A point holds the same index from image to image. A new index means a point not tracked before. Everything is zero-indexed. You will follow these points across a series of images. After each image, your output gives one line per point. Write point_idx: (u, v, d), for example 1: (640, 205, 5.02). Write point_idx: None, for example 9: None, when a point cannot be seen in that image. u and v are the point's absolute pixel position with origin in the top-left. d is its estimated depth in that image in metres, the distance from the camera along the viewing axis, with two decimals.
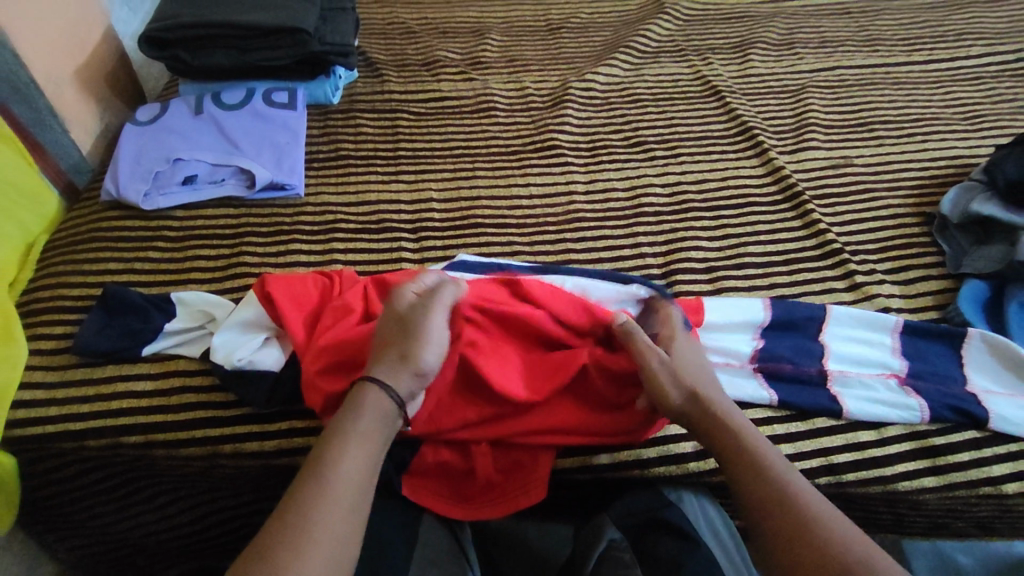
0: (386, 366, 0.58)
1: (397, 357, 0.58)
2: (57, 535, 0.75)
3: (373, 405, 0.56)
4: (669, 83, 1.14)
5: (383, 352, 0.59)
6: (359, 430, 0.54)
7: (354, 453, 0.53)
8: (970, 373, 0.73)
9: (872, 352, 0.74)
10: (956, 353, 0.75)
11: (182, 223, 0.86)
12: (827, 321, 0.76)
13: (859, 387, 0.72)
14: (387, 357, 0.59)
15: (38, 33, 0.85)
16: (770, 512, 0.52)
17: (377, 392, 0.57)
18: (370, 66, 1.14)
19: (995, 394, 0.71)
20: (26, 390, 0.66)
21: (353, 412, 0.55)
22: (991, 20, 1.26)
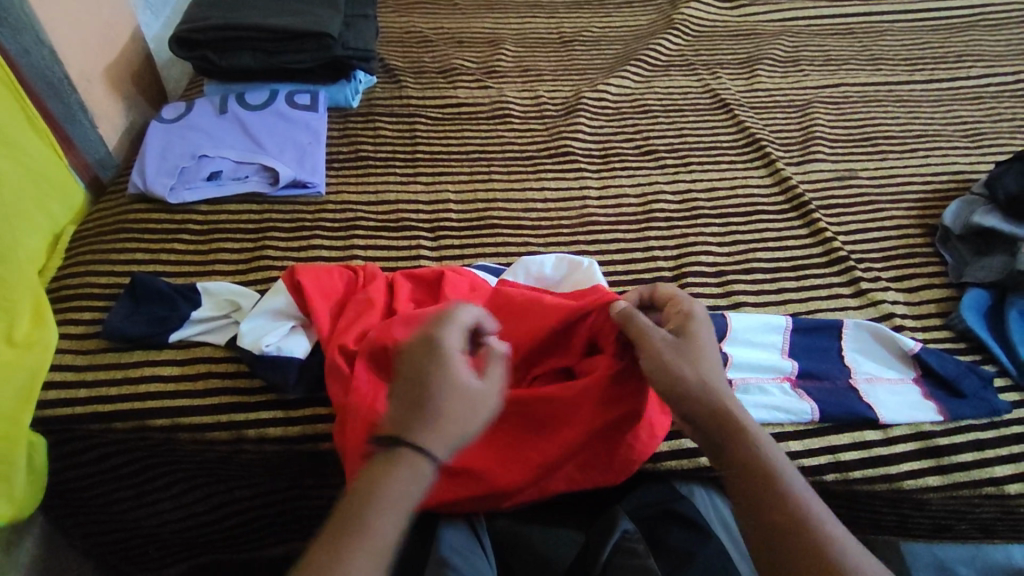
0: (433, 437, 0.48)
1: (450, 430, 0.49)
2: (75, 521, 0.76)
3: (420, 481, 0.48)
4: (679, 95, 1.17)
5: (423, 414, 0.49)
6: (400, 495, 0.47)
7: (393, 519, 0.47)
8: (853, 364, 0.76)
9: (887, 363, 0.77)
10: (838, 347, 0.78)
11: (206, 217, 0.88)
12: (844, 332, 0.79)
13: (886, 394, 0.74)
14: (431, 421, 0.49)
15: (73, 31, 0.88)
16: (765, 509, 0.50)
17: (417, 464, 0.48)
18: (389, 72, 1.17)
19: (876, 382, 0.75)
20: (55, 372, 0.68)
21: (388, 476, 0.47)
22: (990, 43, 1.30)
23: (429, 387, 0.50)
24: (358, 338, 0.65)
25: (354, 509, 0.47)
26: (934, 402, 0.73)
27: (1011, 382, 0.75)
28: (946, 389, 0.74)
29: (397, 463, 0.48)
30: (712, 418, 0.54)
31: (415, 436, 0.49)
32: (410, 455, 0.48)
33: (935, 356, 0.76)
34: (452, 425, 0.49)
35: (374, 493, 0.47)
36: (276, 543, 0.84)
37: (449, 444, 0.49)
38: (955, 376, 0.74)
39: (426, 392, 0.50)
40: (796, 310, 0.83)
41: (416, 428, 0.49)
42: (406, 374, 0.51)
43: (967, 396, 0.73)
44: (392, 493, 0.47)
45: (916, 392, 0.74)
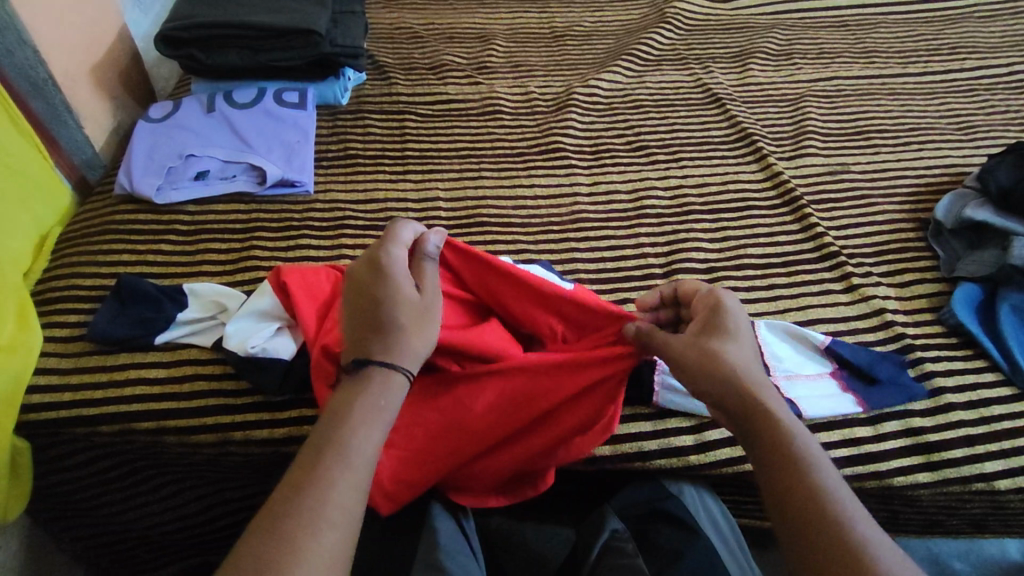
0: (398, 351, 0.54)
1: (412, 345, 0.55)
2: (64, 524, 0.76)
3: (391, 391, 0.52)
4: (671, 89, 1.16)
5: (379, 325, 0.55)
6: (371, 409, 0.51)
7: (370, 433, 0.50)
8: (771, 360, 0.73)
9: (799, 358, 0.75)
10: (752, 343, 0.75)
11: (194, 217, 0.87)
12: (755, 331, 0.76)
13: (804, 389, 0.72)
14: (391, 335, 0.54)
15: (58, 30, 0.87)
16: (800, 507, 0.48)
17: (387, 376, 0.53)
18: (379, 69, 1.16)
19: (795, 377, 0.73)
20: (40, 376, 0.67)
21: (357, 394, 0.51)
22: (984, 35, 1.29)
23: (384, 302, 0.56)
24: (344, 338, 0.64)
25: (324, 430, 0.49)
26: (852, 393, 0.72)
27: (1002, 376, 0.75)
28: (862, 377, 0.74)
29: (368, 378, 0.52)
30: (750, 407, 0.54)
31: (380, 350, 0.54)
32: (379, 371, 0.53)
33: (843, 347, 0.76)
34: (412, 339, 0.55)
35: (344, 412, 0.50)
36: None
37: (413, 357, 0.55)
38: (865, 363, 0.74)
39: (382, 308, 0.55)
40: (786, 306, 0.82)
41: (381, 342, 0.54)
42: (363, 293, 0.57)
43: (879, 381, 0.73)
44: (361, 407, 0.51)
45: (834, 385, 0.73)
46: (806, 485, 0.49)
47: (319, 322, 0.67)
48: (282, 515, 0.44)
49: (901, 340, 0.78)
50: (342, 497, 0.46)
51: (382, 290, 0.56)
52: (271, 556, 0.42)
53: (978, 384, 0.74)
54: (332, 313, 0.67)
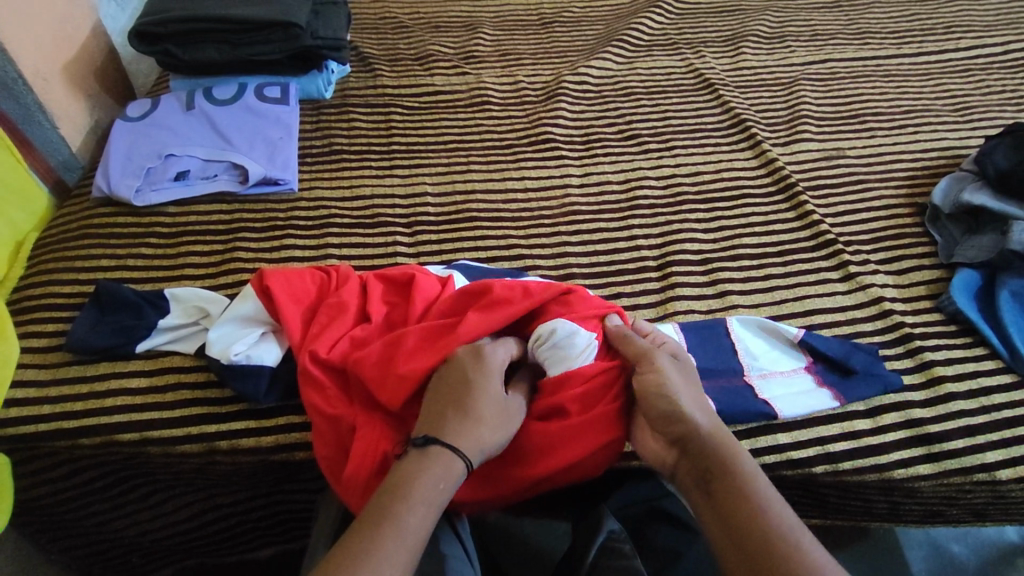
0: (468, 441, 0.53)
1: (483, 438, 0.54)
2: (50, 536, 0.74)
3: (451, 484, 0.51)
4: (662, 76, 1.14)
5: (460, 409, 0.54)
6: (429, 489, 0.50)
7: (417, 512, 0.48)
8: (744, 360, 0.72)
9: (773, 355, 0.74)
10: (726, 342, 0.74)
11: (175, 219, 0.85)
12: (728, 329, 0.75)
13: (778, 387, 0.71)
14: (470, 424, 0.54)
15: (26, 27, 0.84)
16: (748, 532, 0.48)
17: (452, 462, 0.51)
18: (362, 61, 1.13)
19: (770, 376, 0.72)
20: (19, 388, 0.66)
21: (416, 470, 0.50)
22: (979, 13, 1.27)
23: (475, 392, 0.55)
24: (331, 344, 0.63)
25: (382, 502, 0.48)
26: (829, 389, 0.71)
27: (1003, 364, 0.74)
28: (837, 371, 0.73)
29: (431, 458, 0.51)
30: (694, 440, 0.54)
31: (452, 434, 0.53)
32: (444, 453, 0.52)
33: (820, 339, 0.74)
34: (486, 433, 0.54)
35: (400, 487, 0.49)
36: (262, 547, 0.83)
37: (478, 449, 0.53)
38: (841, 355, 0.73)
39: (468, 396, 0.55)
40: (783, 297, 0.81)
41: (454, 429, 0.53)
42: (458, 381, 0.56)
43: (857, 372, 0.72)
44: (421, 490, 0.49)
45: (810, 381, 0.72)
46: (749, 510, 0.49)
47: (304, 328, 0.66)
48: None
49: (901, 329, 0.77)
50: (385, 571, 0.44)
51: (474, 383, 0.56)
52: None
53: (979, 372, 0.73)
54: (316, 319, 0.66)
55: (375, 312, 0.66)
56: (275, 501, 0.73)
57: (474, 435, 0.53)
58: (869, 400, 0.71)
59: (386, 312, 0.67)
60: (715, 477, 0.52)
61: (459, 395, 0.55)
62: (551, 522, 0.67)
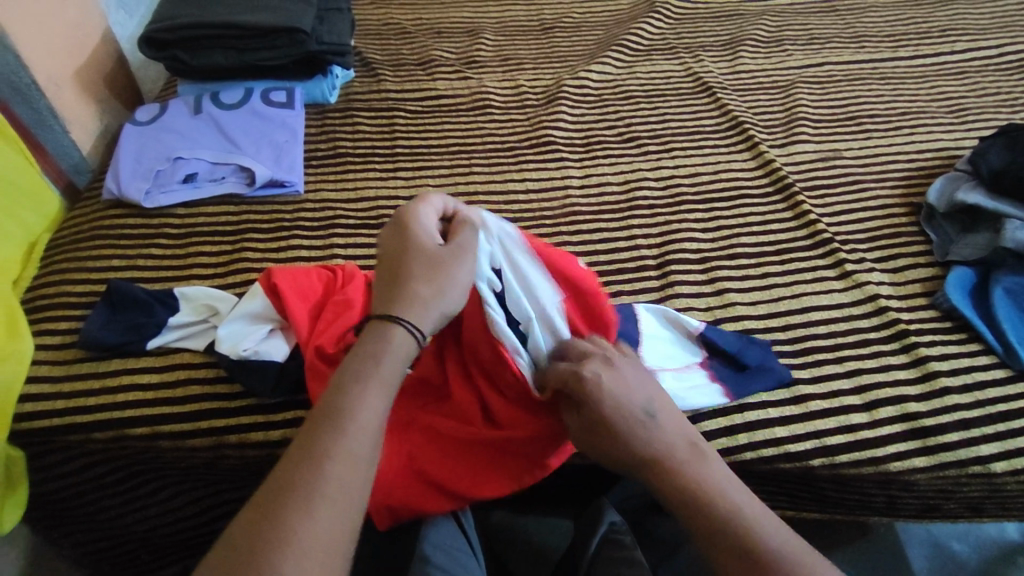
0: (404, 301, 0.55)
1: (421, 294, 0.55)
2: (62, 531, 0.75)
3: (389, 348, 0.52)
4: (661, 79, 1.15)
5: (399, 275, 0.57)
6: (363, 359, 0.52)
7: (370, 410, 0.49)
8: (659, 352, 0.72)
9: (671, 350, 0.73)
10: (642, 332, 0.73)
11: (183, 221, 0.87)
12: (641, 320, 0.75)
13: (679, 379, 0.70)
14: (409, 287, 0.56)
15: (39, 34, 0.86)
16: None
17: (394, 327, 0.54)
18: (366, 66, 1.15)
19: (675, 369, 0.71)
20: (33, 384, 0.67)
21: (367, 357, 0.52)
22: (974, 17, 1.29)
23: (406, 256, 0.58)
24: (336, 338, 0.64)
25: (333, 399, 0.49)
26: (721, 384, 0.71)
27: (997, 360, 0.75)
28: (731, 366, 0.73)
29: (376, 328, 0.54)
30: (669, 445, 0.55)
31: (394, 300, 0.55)
32: (385, 322, 0.54)
33: (717, 335, 0.75)
34: (422, 287, 0.56)
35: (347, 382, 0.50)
36: None
37: (420, 310, 0.55)
38: (737, 350, 0.74)
39: (403, 261, 0.57)
40: (781, 295, 0.82)
41: (394, 295, 0.56)
42: (393, 252, 0.59)
43: (750, 368, 0.73)
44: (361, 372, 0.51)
45: (704, 375, 0.71)
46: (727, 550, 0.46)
47: (311, 325, 0.67)
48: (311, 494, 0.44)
49: (896, 325, 0.78)
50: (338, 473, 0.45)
51: (406, 249, 0.58)
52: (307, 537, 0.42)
53: (973, 367, 0.74)
54: (323, 316, 0.67)
55: None
56: None
57: (414, 294, 0.55)
58: (757, 395, 0.71)
59: None
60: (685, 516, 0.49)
61: (396, 262, 0.58)
62: (554, 521, 0.68)
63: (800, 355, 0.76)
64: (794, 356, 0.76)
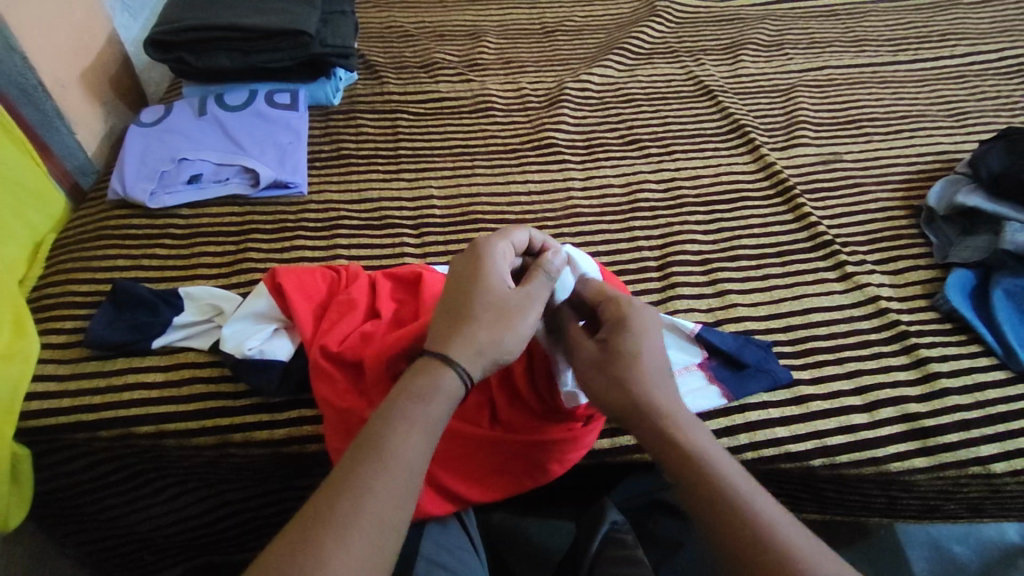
0: (462, 338, 0.52)
1: (482, 338, 0.52)
2: (66, 530, 0.76)
3: (439, 390, 0.50)
4: (663, 82, 1.16)
5: (463, 314, 0.54)
6: (410, 397, 0.49)
7: (415, 444, 0.47)
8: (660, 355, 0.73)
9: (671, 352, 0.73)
10: None
11: (188, 222, 0.87)
12: None
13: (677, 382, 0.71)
14: (469, 327, 0.53)
15: (46, 36, 0.86)
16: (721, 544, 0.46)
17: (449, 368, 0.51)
18: (369, 68, 1.16)
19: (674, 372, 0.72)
20: (39, 383, 0.68)
21: (414, 393, 0.49)
22: (973, 21, 1.29)
23: (476, 290, 0.55)
24: (339, 338, 0.65)
25: (376, 430, 0.47)
26: (720, 385, 0.71)
27: (997, 361, 0.75)
28: (729, 365, 0.74)
29: (429, 366, 0.51)
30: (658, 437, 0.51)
31: (453, 338, 0.53)
32: (437, 361, 0.51)
33: (715, 335, 0.75)
34: (485, 329, 0.53)
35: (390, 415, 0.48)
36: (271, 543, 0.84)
37: (476, 353, 0.52)
38: (734, 349, 0.74)
39: (468, 299, 0.55)
40: (782, 296, 0.83)
41: (452, 333, 0.53)
42: (459, 288, 0.56)
43: (749, 367, 0.73)
44: (416, 415, 0.48)
45: (703, 377, 0.72)
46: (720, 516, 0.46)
47: (315, 326, 0.67)
48: (348, 524, 0.43)
49: (896, 326, 0.79)
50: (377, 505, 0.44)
51: (476, 286, 0.56)
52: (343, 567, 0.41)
53: (973, 369, 0.74)
54: (327, 317, 0.67)
55: (384, 309, 0.67)
56: (285, 496, 0.75)
57: (473, 336, 0.52)
58: (757, 394, 0.72)
59: (395, 309, 0.69)
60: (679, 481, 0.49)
61: (462, 299, 0.55)
62: (556, 522, 0.68)
63: (801, 356, 0.76)
64: (795, 357, 0.76)
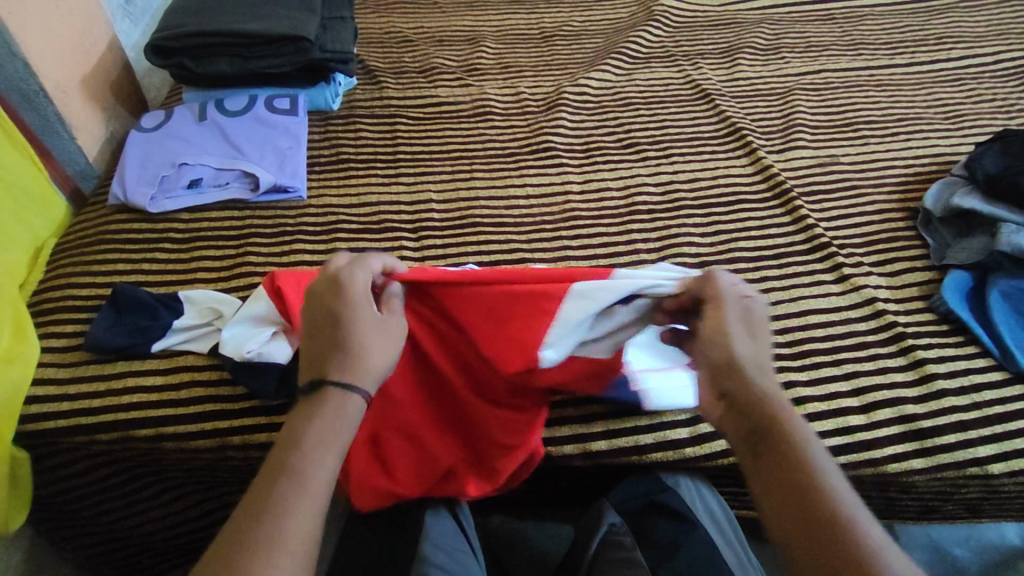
0: (349, 369, 0.52)
1: (372, 362, 0.53)
2: (66, 533, 0.76)
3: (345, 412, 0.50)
4: (660, 86, 1.17)
5: (335, 339, 0.53)
6: (318, 420, 0.49)
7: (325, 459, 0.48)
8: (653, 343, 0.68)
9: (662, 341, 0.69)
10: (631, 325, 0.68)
11: (188, 226, 0.88)
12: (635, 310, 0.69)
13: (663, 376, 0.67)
14: (349, 353, 0.53)
15: (47, 42, 0.87)
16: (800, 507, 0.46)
17: (347, 398, 0.51)
18: (368, 74, 1.17)
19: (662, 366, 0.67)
20: (38, 386, 0.68)
21: (314, 416, 0.50)
22: (969, 24, 1.30)
23: (346, 319, 0.54)
24: None
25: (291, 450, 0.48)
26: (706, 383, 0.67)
27: (994, 362, 0.76)
28: None
29: (325, 397, 0.51)
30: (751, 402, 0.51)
31: (335, 369, 0.52)
32: (336, 391, 0.51)
33: None
34: (372, 356, 0.53)
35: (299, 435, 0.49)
36: None
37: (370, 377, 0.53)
38: None
39: (336, 322, 0.54)
40: (779, 298, 0.83)
41: (335, 362, 0.52)
42: (317, 310, 0.56)
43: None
44: (314, 433, 0.49)
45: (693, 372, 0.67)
46: (809, 483, 0.46)
47: None
48: (280, 512, 0.44)
49: (893, 328, 0.79)
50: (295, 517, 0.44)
51: (336, 310, 0.54)
52: (284, 553, 0.43)
53: (970, 370, 0.75)
54: None
55: None
56: None
57: (358, 363, 0.53)
58: None
59: None
60: (769, 438, 0.49)
61: (330, 319, 0.54)
62: (553, 526, 0.73)
63: (799, 357, 0.76)
64: (793, 359, 0.76)
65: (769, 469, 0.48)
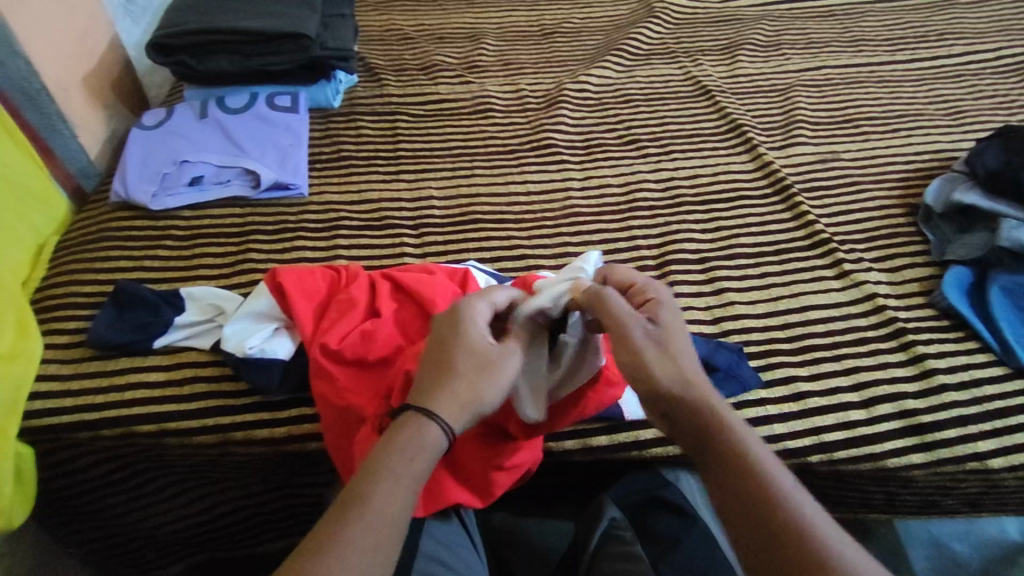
0: (445, 403, 0.50)
1: (464, 396, 0.51)
2: (70, 529, 0.76)
3: (418, 442, 0.49)
4: (661, 83, 1.17)
5: (444, 370, 0.52)
6: (401, 438, 0.49)
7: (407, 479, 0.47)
8: None
9: None
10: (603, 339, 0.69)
11: (190, 223, 0.88)
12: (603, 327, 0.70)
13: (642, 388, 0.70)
14: (451, 386, 0.51)
15: (49, 40, 0.87)
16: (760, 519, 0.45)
17: (435, 434, 0.49)
18: (369, 71, 1.17)
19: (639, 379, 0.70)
20: (42, 382, 0.68)
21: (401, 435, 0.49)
22: (971, 21, 1.30)
23: (455, 349, 0.53)
24: (338, 337, 0.65)
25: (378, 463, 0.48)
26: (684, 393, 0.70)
27: (994, 357, 0.76)
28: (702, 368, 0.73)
29: (415, 426, 0.49)
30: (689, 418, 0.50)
31: (437, 398, 0.51)
32: (425, 422, 0.50)
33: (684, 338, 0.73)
34: (472, 396, 0.51)
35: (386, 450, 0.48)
36: (272, 541, 0.85)
37: (461, 416, 0.50)
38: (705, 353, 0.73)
39: (452, 355, 0.53)
40: (779, 294, 0.83)
41: (437, 392, 0.51)
42: (440, 336, 0.55)
43: (719, 370, 0.72)
44: (405, 453, 0.48)
45: None
46: (760, 496, 0.46)
47: (315, 325, 0.68)
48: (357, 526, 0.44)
49: (893, 323, 0.79)
50: (372, 534, 0.44)
51: (456, 344, 0.53)
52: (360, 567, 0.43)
53: (970, 365, 0.75)
54: (328, 316, 0.68)
55: (383, 309, 0.68)
56: (287, 494, 0.75)
57: (455, 399, 0.51)
58: (755, 391, 0.72)
59: (396, 309, 0.69)
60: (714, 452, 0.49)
61: (448, 348, 0.53)
62: (555, 523, 0.68)
63: (799, 353, 0.77)
64: (793, 354, 0.77)
65: (722, 482, 0.48)
